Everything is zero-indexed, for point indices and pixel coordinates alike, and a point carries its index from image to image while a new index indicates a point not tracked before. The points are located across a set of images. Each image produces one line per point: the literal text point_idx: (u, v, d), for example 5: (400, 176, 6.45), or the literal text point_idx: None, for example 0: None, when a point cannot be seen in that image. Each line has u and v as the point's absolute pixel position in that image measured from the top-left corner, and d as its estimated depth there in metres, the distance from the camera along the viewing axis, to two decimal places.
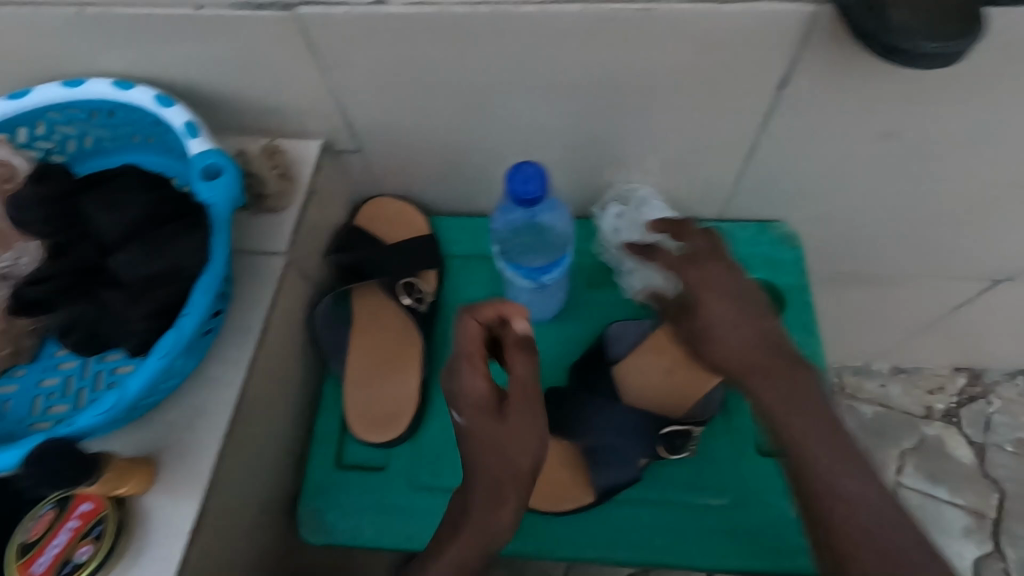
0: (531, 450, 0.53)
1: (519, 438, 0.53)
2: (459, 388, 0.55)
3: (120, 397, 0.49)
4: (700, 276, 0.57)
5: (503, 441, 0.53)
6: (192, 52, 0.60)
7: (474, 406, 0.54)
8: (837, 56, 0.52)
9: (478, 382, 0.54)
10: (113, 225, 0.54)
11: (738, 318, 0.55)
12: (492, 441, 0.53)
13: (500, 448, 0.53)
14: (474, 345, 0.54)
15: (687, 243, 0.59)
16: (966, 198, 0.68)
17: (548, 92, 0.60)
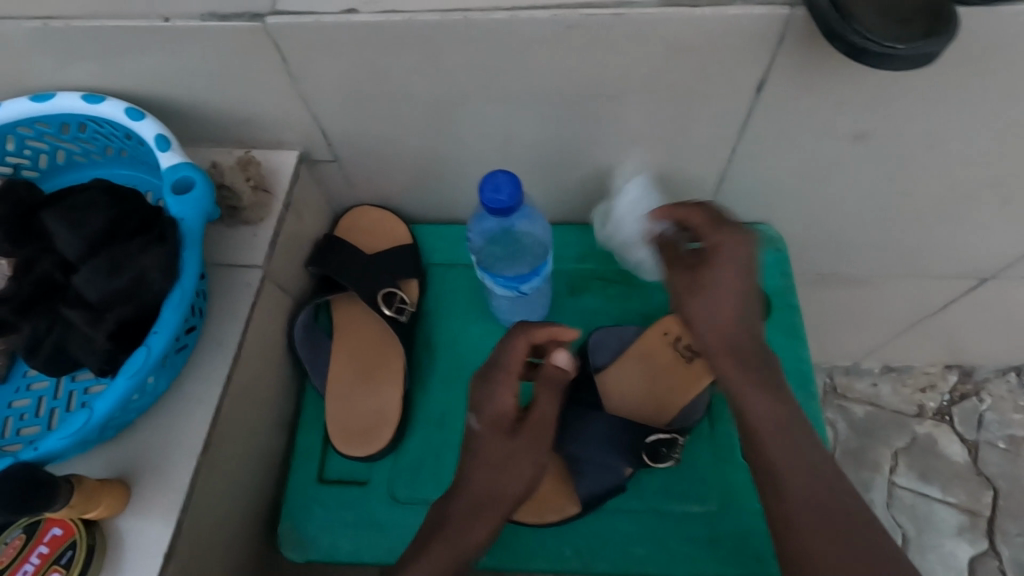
0: (524, 476, 0.58)
1: (519, 463, 0.58)
2: (488, 396, 0.58)
3: (88, 418, 0.48)
4: (727, 265, 0.57)
5: (504, 463, 0.57)
6: (163, 65, 0.59)
7: (495, 418, 0.58)
8: (812, 58, 0.52)
9: (508, 399, 0.58)
10: (81, 243, 0.54)
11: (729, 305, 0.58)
12: (501, 456, 0.57)
13: (505, 465, 0.57)
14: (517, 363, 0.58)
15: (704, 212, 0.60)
16: (948, 197, 0.67)
17: (524, 99, 0.59)
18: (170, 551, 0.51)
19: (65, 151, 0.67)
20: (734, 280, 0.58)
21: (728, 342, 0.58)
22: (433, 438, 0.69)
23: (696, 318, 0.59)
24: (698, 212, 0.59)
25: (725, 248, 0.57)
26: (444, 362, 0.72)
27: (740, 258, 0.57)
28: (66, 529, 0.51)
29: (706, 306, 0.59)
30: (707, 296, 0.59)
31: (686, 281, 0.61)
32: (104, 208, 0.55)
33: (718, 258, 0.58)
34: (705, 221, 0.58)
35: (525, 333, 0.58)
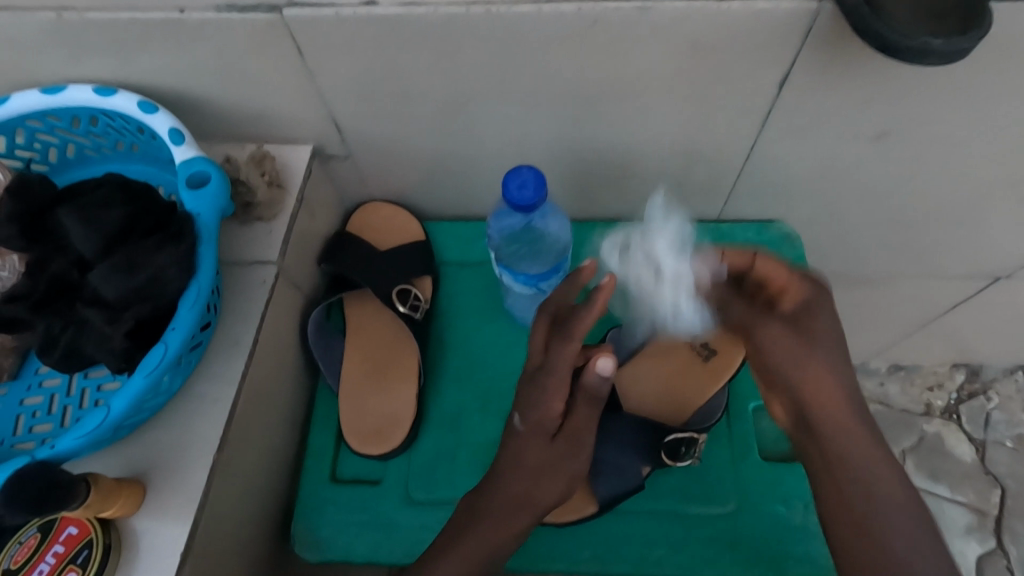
0: (556, 491, 0.57)
1: (550, 479, 0.57)
2: (536, 401, 0.58)
3: (105, 416, 0.47)
4: (821, 319, 0.56)
5: (536, 479, 0.57)
6: (176, 58, 0.58)
7: (539, 421, 0.58)
8: (839, 53, 0.51)
9: (554, 404, 0.58)
10: (93, 239, 0.53)
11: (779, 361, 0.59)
12: (538, 460, 0.57)
13: (538, 470, 0.57)
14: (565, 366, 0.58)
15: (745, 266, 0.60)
16: (968, 196, 0.67)
17: (543, 94, 0.58)
18: (187, 551, 0.51)
19: (75, 145, 0.66)
20: (831, 334, 0.56)
21: (848, 409, 0.54)
22: (447, 439, 0.68)
23: (812, 382, 0.55)
24: (763, 256, 0.58)
25: (806, 300, 0.57)
26: (458, 362, 0.72)
27: (822, 310, 0.57)
28: (83, 527, 0.50)
29: (822, 366, 0.55)
30: (820, 356, 0.55)
31: (793, 338, 0.56)
32: (118, 204, 0.55)
33: (809, 313, 0.57)
34: (785, 274, 0.57)
35: (575, 331, 0.57)
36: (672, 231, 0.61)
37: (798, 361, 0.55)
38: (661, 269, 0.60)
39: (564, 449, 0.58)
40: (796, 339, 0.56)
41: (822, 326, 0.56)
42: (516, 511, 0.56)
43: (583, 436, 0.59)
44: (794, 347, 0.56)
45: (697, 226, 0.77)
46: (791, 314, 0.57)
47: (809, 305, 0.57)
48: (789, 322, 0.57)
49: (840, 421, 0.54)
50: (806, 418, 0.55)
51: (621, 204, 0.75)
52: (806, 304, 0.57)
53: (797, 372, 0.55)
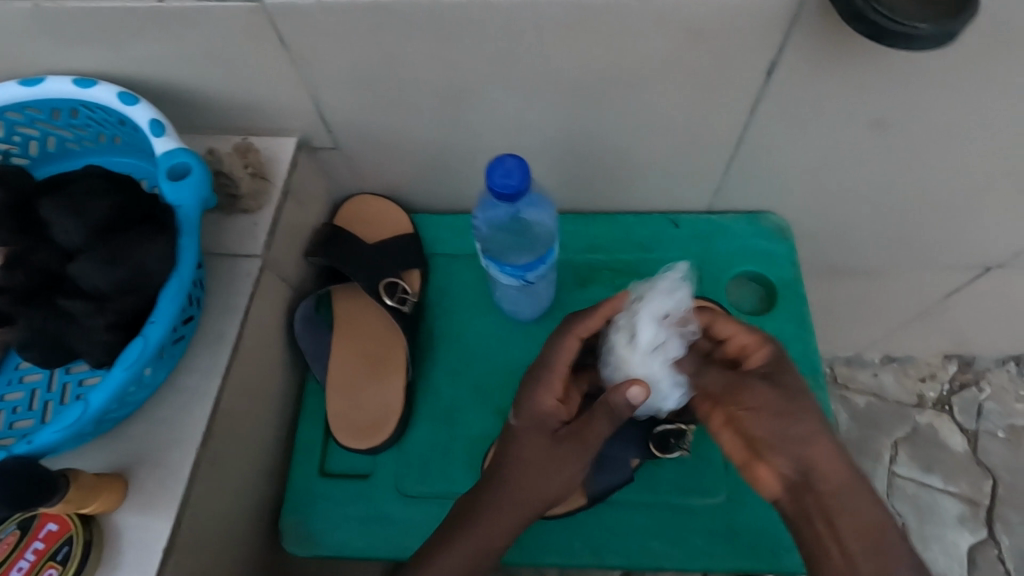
0: (561, 487, 0.55)
1: (556, 476, 0.55)
2: (531, 396, 0.57)
3: (84, 411, 0.47)
4: (792, 375, 0.53)
5: (540, 474, 0.55)
6: (157, 48, 0.57)
7: (535, 418, 0.56)
8: (826, 41, 0.51)
9: (549, 400, 0.56)
10: (72, 232, 0.52)
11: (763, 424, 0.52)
12: (539, 460, 0.55)
13: (540, 470, 0.55)
14: (564, 362, 0.57)
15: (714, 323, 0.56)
16: (958, 185, 0.66)
17: (530, 84, 0.58)
18: (169, 547, 0.50)
19: (57, 138, 0.65)
20: (802, 389, 0.53)
21: (841, 472, 0.50)
22: (441, 432, 0.68)
23: (803, 448, 0.50)
24: (720, 317, 0.56)
25: (773, 355, 0.54)
26: (451, 356, 0.71)
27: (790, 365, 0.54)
28: (63, 524, 0.50)
29: (812, 426, 0.51)
30: (804, 415, 0.51)
31: (774, 399, 0.51)
32: (98, 196, 0.54)
33: (781, 367, 0.53)
34: (747, 330, 0.55)
35: (574, 328, 0.57)
36: (669, 302, 0.56)
37: (779, 425, 0.51)
38: (639, 337, 0.56)
39: (566, 448, 0.55)
40: (776, 400, 0.51)
41: (795, 383, 0.53)
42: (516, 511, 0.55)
43: (591, 435, 0.54)
44: (773, 412, 0.51)
45: (688, 217, 0.76)
46: (764, 373, 0.53)
47: (779, 360, 0.54)
48: (766, 381, 0.52)
49: (834, 487, 0.50)
50: (806, 489, 0.50)
51: (612, 195, 0.74)
52: (773, 360, 0.54)
53: (785, 440, 0.50)
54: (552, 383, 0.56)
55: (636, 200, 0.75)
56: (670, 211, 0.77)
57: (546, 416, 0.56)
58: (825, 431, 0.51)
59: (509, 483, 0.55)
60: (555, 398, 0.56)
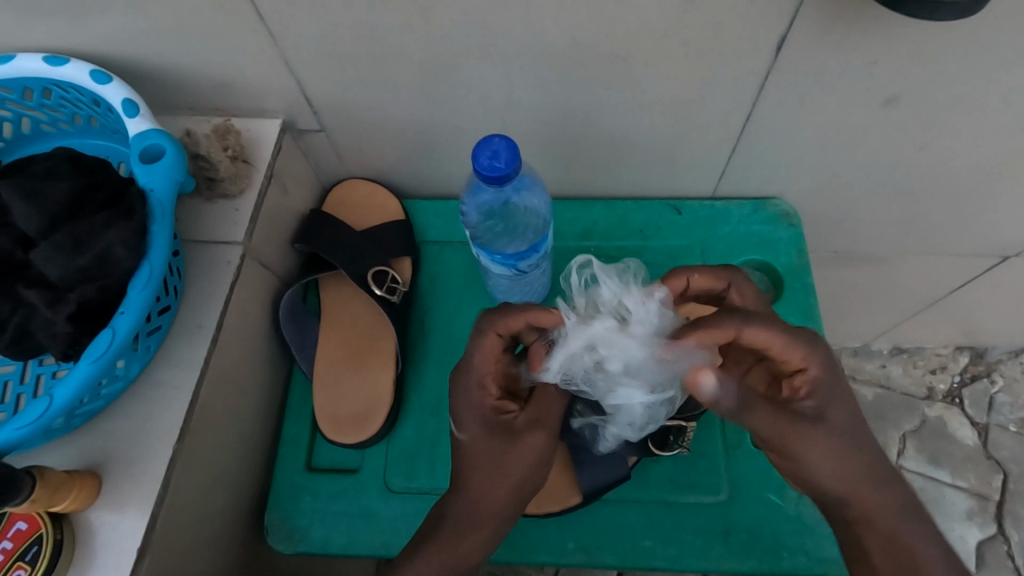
0: (530, 477, 0.52)
1: (523, 461, 0.52)
2: (467, 400, 0.53)
3: (47, 406, 0.45)
4: (839, 406, 0.49)
5: (507, 462, 0.51)
6: (129, 22, 0.54)
7: (483, 423, 0.52)
8: (838, 15, 0.47)
9: (488, 399, 0.53)
10: (35, 217, 0.51)
11: (846, 460, 0.49)
12: (509, 458, 0.51)
13: (515, 464, 0.51)
14: (491, 361, 0.52)
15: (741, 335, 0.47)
16: (978, 168, 0.62)
17: (520, 60, 0.54)
18: (144, 546, 0.49)
19: (31, 120, 0.62)
20: (851, 419, 0.50)
21: (877, 497, 0.49)
22: (427, 424, 0.66)
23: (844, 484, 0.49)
24: (749, 330, 0.47)
25: (820, 381, 0.49)
26: (437, 346, 0.69)
27: (837, 381, 0.49)
28: (32, 523, 0.48)
29: (855, 462, 0.49)
30: (849, 456, 0.49)
31: (821, 445, 0.49)
32: (64, 179, 0.52)
33: (825, 398, 0.49)
34: (782, 349, 0.48)
35: (493, 326, 0.51)
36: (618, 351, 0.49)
37: (838, 473, 0.49)
38: (572, 366, 0.51)
39: (533, 436, 0.52)
40: (834, 453, 0.49)
41: (843, 413, 0.50)
42: (500, 501, 0.52)
43: (550, 415, 0.53)
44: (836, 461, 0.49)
45: (691, 202, 0.73)
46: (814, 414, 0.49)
47: (823, 387, 0.49)
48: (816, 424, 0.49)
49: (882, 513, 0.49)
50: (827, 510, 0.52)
51: (611, 179, 0.71)
52: (818, 387, 0.49)
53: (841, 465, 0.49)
54: (485, 382, 0.53)
55: (635, 184, 0.72)
56: (672, 197, 0.74)
57: (494, 415, 0.53)
58: (868, 459, 0.49)
59: (478, 479, 0.52)
60: (495, 396, 0.53)
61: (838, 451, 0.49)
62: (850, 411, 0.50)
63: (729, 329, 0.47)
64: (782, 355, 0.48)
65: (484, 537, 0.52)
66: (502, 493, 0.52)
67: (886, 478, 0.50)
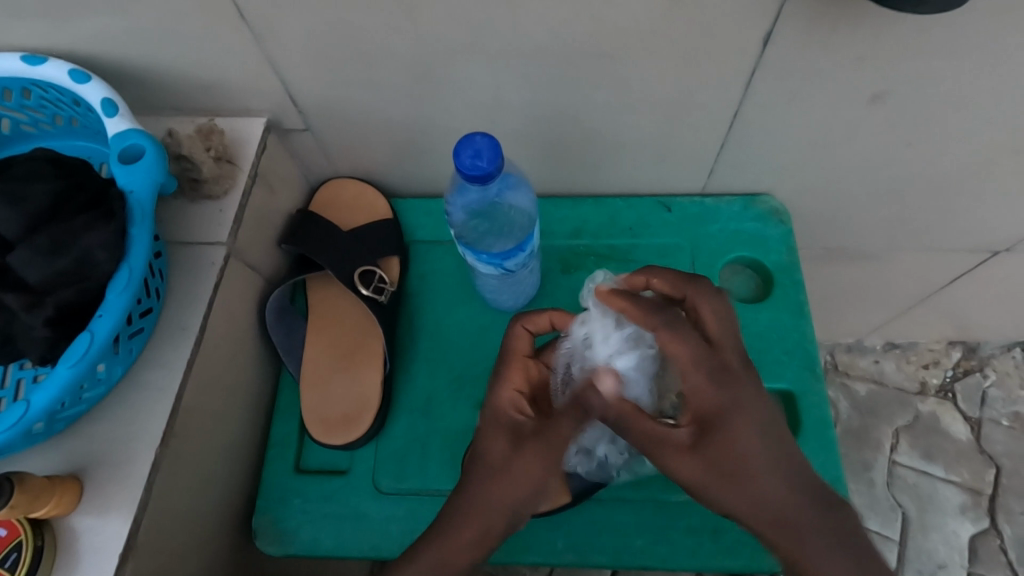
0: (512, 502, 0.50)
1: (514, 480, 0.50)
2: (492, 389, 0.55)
3: (25, 411, 0.45)
4: (734, 435, 0.45)
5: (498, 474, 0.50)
6: (110, 23, 0.54)
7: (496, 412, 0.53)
8: (824, 12, 0.46)
9: (507, 392, 0.54)
10: (13, 220, 0.50)
11: (730, 487, 0.45)
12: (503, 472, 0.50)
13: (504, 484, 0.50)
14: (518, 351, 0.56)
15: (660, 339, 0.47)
16: (967, 164, 0.62)
17: (506, 58, 0.54)
18: (127, 550, 0.48)
19: (12, 121, 0.62)
20: (752, 449, 0.45)
21: (767, 521, 0.45)
22: (418, 425, 0.65)
23: (733, 505, 0.46)
24: (665, 334, 0.46)
25: (716, 407, 0.45)
26: (427, 346, 0.68)
27: (737, 409, 0.45)
28: (12, 529, 0.47)
29: (747, 489, 0.45)
30: (735, 480, 0.45)
31: (697, 465, 0.46)
32: (44, 181, 0.52)
33: (720, 425, 0.45)
34: (688, 364, 0.46)
35: (523, 318, 0.57)
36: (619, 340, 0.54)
37: (707, 488, 0.46)
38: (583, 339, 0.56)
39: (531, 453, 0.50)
40: (704, 469, 0.46)
41: (736, 445, 0.45)
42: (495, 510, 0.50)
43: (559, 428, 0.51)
44: (705, 479, 0.46)
45: (681, 199, 0.72)
46: (698, 431, 0.46)
47: (722, 414, 0.45)
48: (690, 446, 0.46)
49: (775, 533, 0.45)
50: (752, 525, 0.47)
51: (601, 176, 0.71)
52: (715, 412, 0.45)
53: (713, 489, 0.46)
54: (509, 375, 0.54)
55: (625, 182, 0.72)
56: (662, 194, 0.73)
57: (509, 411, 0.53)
58: (769, 488, 0.45)
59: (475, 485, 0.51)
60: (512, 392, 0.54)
61: (726, 472, 0.45)
62: (762, 434, 0.46)
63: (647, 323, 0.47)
64: (687, 373, 0.46)
65: (471, 547, 0.50)
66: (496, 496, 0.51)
67: (795, 507, 0.45)
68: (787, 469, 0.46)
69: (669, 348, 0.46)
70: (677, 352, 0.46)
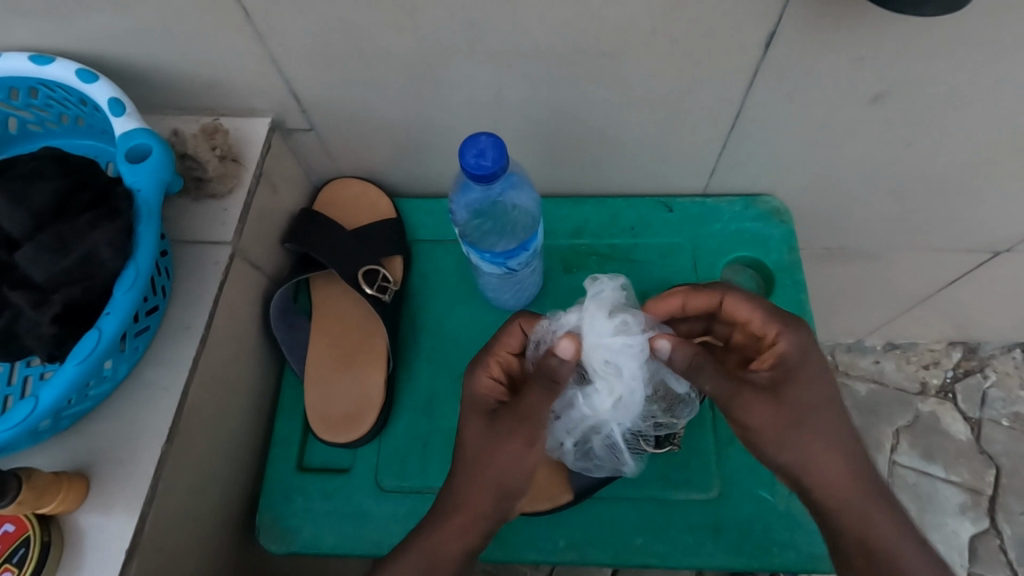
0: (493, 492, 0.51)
1: (493, 470, 0.51)
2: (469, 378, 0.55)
3: (33, 407, 0.46)
4: (805, 385, 0.48)
5: (479, 466, 0.51)
6: (116, 22, 0.54)
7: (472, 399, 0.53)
8: (824, 12, 0.47)
9: (483, 377, 0.54)
10: (20, 218, 0.50)
11: (812, 440, 0.47)
12: (485, 463, 0.51)
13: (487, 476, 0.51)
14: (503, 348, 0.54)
15: (728, 305, 0.53)
16: (968, 164, 0.62)
17: (509, 58, 0.54)
18: (133, 547, 0.48)
19: (18, 119, 0.62)
20: (819, 398, 0.48)
21: (839, 479, 0.48)
22: (419, 424, 0.65)
23: (809, 463, 0.48)
24: (731, 298, 0.53)
25: (791, 356, 0.48)
26: (429, 345, 0.68)
27: (812, 363, 0.48)
28: (19, 525, 0.48)
29: (819, 443, 0.47)
30: (809, 431, 0.47)
31: (773, 410, 0.47)
32: (50, 179, 0.52)
33: (793, 373, 0.48)
34: (760, 321, 0.51)
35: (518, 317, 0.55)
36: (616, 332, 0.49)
37: (778, 435, 0.47)
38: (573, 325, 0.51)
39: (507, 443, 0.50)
40: (780, 413, 0.47)
41: (807, 393, 0.47)
42: (481, 496, 0.51)
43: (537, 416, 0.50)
44: (778, 428, 0.47)
45: (682, 200, 0.73)
46: (772, 379, 0.48)
47: (793, 363, 0.48)
48: (766, 388, 0.47)
49: (839, 499, 0.48)
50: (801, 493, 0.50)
51: (603, 176, 0.71)
52: (787, 362, 0.48)
53: (790, 437, 0.47)
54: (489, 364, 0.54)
55: (627, 182, 0.72)
56: (664, 195, 0.73)
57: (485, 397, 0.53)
58: (836, 447, 0.48)
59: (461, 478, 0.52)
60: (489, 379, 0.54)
61: (800, 422, 0.47)
62: (828, 391, 0.48)
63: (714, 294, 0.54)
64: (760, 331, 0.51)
65: (462, 534, 0.51)
66: (490, 493, 0.51)
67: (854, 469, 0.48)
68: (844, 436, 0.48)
69: (739, 312, 0.52)
70: (746, 313, 0.52)
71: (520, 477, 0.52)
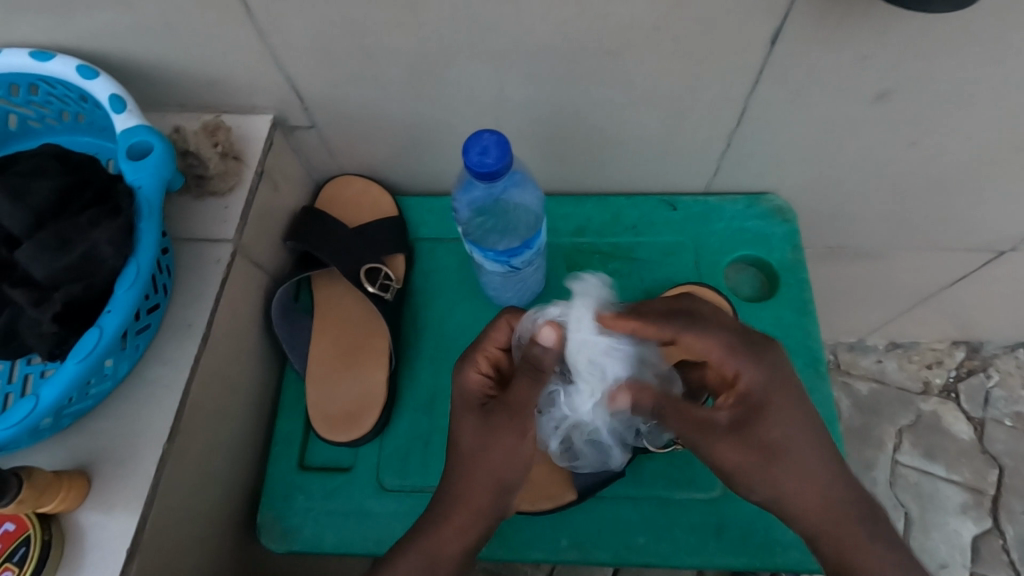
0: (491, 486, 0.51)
1: (491, 464, 0.51)
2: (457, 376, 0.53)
3: (34, 405, 0.45)
4: (773, 422, 0.48)
5: (475, 462, 0.51)
6: (116, 18, 0.54)
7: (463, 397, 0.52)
8: (831, 10, 0.46)
9: (473, 374, 0.52)
10: (20, 215, 0.50)
11: (788, 474, 0.48)
12: (481, 457, 0.51)
13: (484, 469, 0.51)
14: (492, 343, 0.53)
15: (683, 342, 0.48)
16: (973, 163, 0.62)
17: (512, 55, 0.54)
18: (133, 547, 0.48)
19: (18, 116, 0.62)
20: (789, 429, 0.48)
21: (818, 504, 0.48)
22: (421, 423, 0.65)
23: (787, 494, 0.48)
24: (690, 334, 0.47)
25: (756, 392, 0.47)
26: (431, 343, 0.68)
27: (778, 395, 0.48)
28: (19, 524, 0.47)
29: (790, 476, 0.48)
30: (778, 468, 0.48)
31: (741, 452, 0.48)
32: (51, 176, 0.52)
33: (759, 410, 0.48)
34: (720, 357, 0.47)
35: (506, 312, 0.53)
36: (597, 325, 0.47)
37: (749, 475, 0.48)
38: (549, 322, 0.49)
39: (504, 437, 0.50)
40: (746, 454, 0.48)
41: (776, 429, 0.48)
42: (480, 492, 0.51)
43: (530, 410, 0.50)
44: (749, 468, 0.48)
45: (685, 198, 0.72)
46: (735, 420, 0.48)
47: (759, 397, 0.48)
48: (731, 429, 0.48)
49: (825, 518, 0.48)
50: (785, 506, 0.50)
51: (605, 174, 0.71)
52: (752, 397, 0.48)
53: (762, 477, 0.48)
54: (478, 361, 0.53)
55: (630, 180, 0.72)
56: (667, 193, 0.73)
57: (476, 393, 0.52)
58: (813, 474, 0.48)
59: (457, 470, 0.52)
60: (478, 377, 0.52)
61: (769, 462, 0.48)
62: (797, 422, 0.48)
63: (670, 326, 0.48)
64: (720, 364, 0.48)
65: (462, 534, 0.51)
66: (490, 490, 0.51)
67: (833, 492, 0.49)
68: (818, 458, 0.49)
69: (696, 348, 0.47)
70: (705, 350, 0.47)
71: (517, 472, 0.52)
